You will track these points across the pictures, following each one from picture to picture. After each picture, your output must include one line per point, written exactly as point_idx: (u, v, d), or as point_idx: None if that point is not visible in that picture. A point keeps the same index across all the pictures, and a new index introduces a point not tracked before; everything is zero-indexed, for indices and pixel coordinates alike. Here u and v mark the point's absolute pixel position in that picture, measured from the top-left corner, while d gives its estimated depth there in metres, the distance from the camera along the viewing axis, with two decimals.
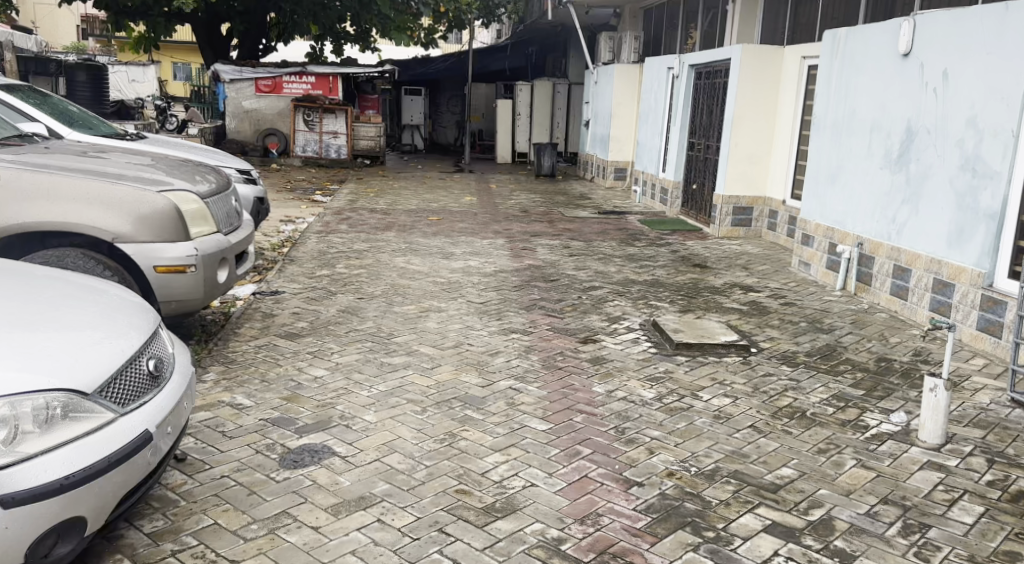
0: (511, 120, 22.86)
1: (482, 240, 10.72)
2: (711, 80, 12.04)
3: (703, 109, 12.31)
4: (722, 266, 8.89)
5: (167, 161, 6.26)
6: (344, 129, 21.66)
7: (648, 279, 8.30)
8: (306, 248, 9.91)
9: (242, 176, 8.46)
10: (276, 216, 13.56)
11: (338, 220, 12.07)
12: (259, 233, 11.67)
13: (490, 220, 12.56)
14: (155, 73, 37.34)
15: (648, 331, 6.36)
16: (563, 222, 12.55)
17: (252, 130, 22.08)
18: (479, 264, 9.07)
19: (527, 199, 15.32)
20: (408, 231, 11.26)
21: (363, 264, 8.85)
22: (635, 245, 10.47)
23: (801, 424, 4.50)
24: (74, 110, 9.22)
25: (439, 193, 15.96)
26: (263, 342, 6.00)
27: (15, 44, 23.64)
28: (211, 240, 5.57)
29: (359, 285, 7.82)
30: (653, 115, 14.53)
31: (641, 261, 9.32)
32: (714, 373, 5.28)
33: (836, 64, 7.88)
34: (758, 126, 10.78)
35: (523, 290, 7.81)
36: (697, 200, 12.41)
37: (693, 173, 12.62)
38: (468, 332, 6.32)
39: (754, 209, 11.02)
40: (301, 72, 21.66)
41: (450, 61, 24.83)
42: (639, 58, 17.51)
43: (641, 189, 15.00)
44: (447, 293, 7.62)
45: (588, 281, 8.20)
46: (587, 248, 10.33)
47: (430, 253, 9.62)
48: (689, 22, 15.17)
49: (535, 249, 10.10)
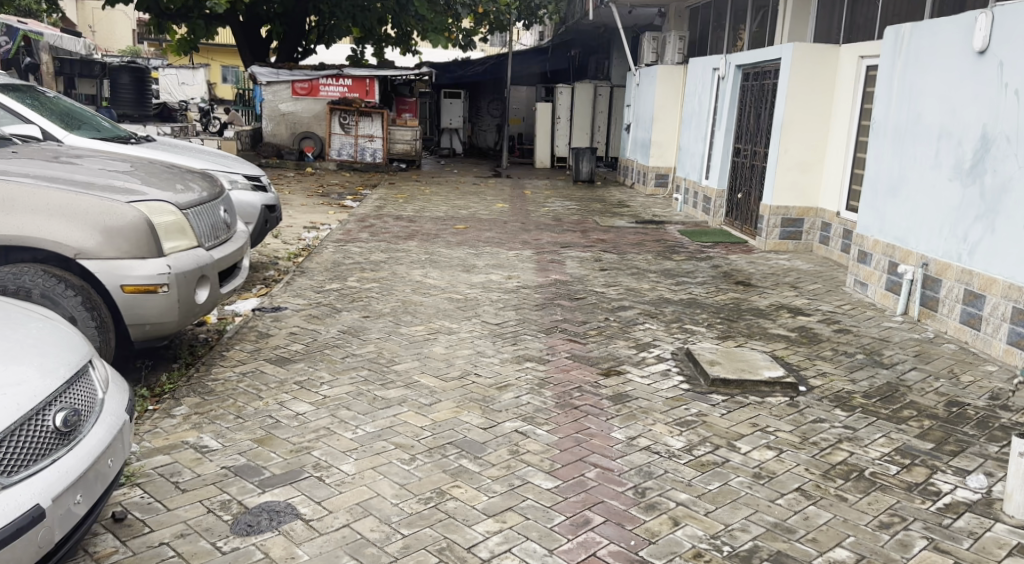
0: (551, 125, 22.30)
1: (508, 251, 10.09)
2: (760, 81, 11.23)
3: (751, 112, 11.50)
4: (767, 285, 8.14)
5: (151, 168, 5.71)
6: (380, 132, 21.05)
7: (684, 300, 7.58)
8: (321, 257, 9.38)
9: (250, 183, 7.93)
10: (300, 223, 13.10)
11: (361, 227, 11.56)
12: (278, 241, 11.20)
13: (521, 229, 11.95)
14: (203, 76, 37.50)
15: (680, 362, 5.66)
16: (597, 232, 11.87)
17: (288, 132, 21.74)
18: (502, 279, 8.45)
19: (562, 207, 14.68)
20: (432, 240, 10.68)
21: (377, 277, 8.27)
22: (673, 259, 9.76)
23: (858, 488, 3.77)
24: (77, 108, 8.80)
25: (471, 198, 15.39)
26: (249, 367, 5.43)
27: (58, 46, 23.60)
28: (188, 256, 5.00)
29: (368, 301, 7.23)
30: (697, 118, 13.75)
31: (678, 277, 8.61)
32: (754, 417, 4.57)
33: (899, 64, 7.08)
34: (811, 131, 9.96)
35: (544, 310, 7.17)
36: (742, 210, 11.62)
37: (739, 181, 11.83)
38: (479, 358, 5.69)
39: (805, 220, 10.20)
40: (338, 74, 21.25)
41: (490, 63, 24.24)
42: (683, 59, 16.74)
43: (683, 196, 14.23)
44: (462, 313, 7.00)
45: (617, 301, 7.53)
46: (620, 262, 9.65)
47: (451, 266, 9.03)
48: (737, 23, 14.40)
49: (565, 263, 9.46)
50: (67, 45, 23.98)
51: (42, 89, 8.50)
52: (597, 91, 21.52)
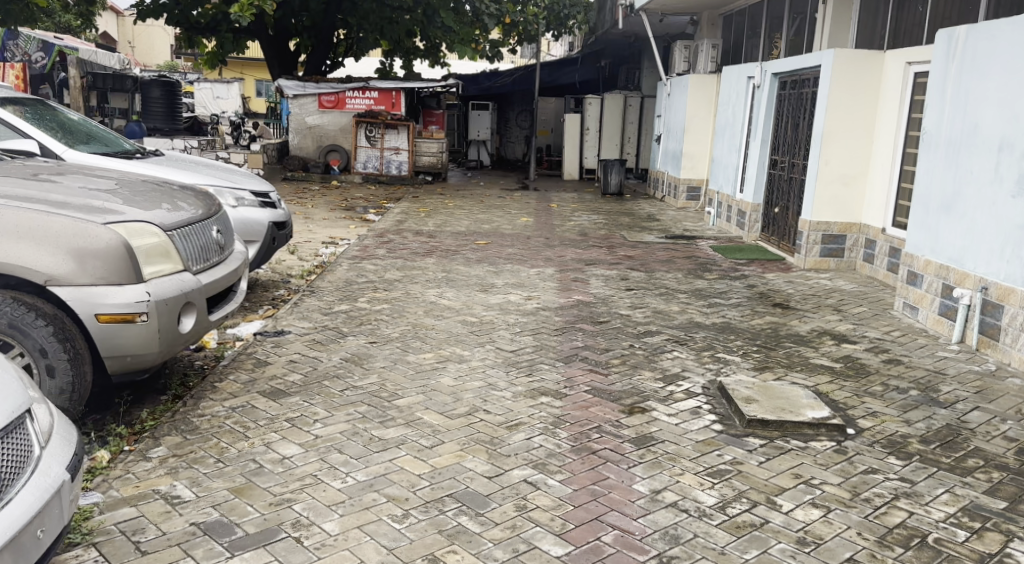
0: (579, 136, 21.80)
1: (529, 269, 9.64)
2: (799, 89, 10.67)
3: (789, 122, 10.93)
4: (808, 309, 7.59)
5: (140, 184, 5.31)
6: (406, 144, 20.76)
7: (718, 326, 7.03)
8: (334, 275, 8.96)
9: (258, 199, 7.54)
10: (319, 238, 12.73)
11: (379, 243, 11.15)
12: (293, 257, 10.82)
13: (545, 244, 11.46)
14: (238, 91, 37.69)
15: (712, 398, 5.13)
16: (624, 248, 11.36)
17: (314, 145, 21.48)
18: (521, 300, 7.97)
19: (588, 221, 14.21)
20: (451, 257, 10.24)
21: (391, 298, 7.83)
22: (705, 278, 9.21)
23: (920, 559, 3.30)
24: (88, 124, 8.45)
25: (495, 212, 14.95)
26: (241, 400, 5.00)
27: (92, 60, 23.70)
28: (170, 281, 4.56)
29: (377, 325, 6.80)
30: (731, 129, 13.22)
31: (711, 299, 8.07)
32: (797, 467, 4.06)
33: (953, 69, 6.53)
34: (854, 142, 9.40)
35: (565, 336, 6.67)
36: (780, 225, 11.05)
37: (776, 194, 11.24)
38: (490, 391, 5.21)
39: (847, 237, 9.61)
40: (364, 87, 21.02)
41: (518, 74, 23.85)
42: (716, 67, 16.22)
43: (715, 210, 13.67)
44: (476, 338, 6.53)
45: (645, 326, 7.00)
46: (649, 280, 9.12)
47: (469, 286, 8.57)
48: (774, 32, 14.00)
49: (589, 282, 8.99)
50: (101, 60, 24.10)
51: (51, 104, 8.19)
52: (627, 102, 21.09)
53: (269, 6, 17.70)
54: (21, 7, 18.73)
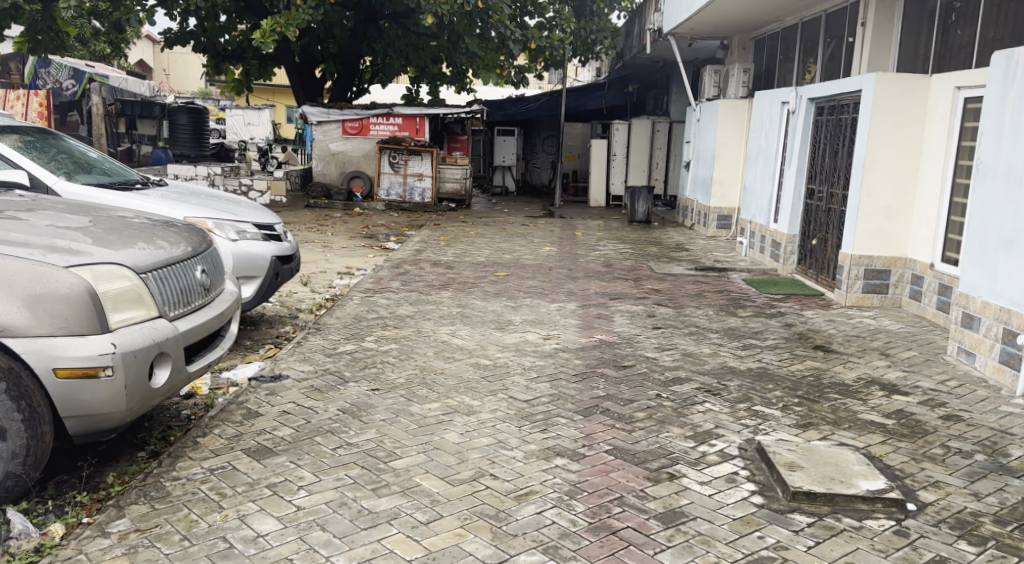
0: (606, 162, 21.22)
1: (550, 303, 9.12)
2: (837, 115, 10.12)
3: (827, 150, 10.38)
4: (853, 355, 7.02)
5: (118, 220, 4.84)
6: (430, 171, 20.36)
7: (754, 373, 6.46)
8: (343, 310, 8.49)
9: (261, 232, 7.10)
10: (335, 268, 12.32)
11: (394, 274, 10.68)
12: (306, 288, 10.39)
13: (568, 276, 10.94)
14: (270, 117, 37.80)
15: (749, 461, 4.58)
16: (651, 281, 10.80)
17: (338, 172, 21.19)
18: (539, 339, 7.44)
19: (614, 251, 13.67)
20: (468, 290, 9.74)
21: (400, 337, 7.33)
22: (739, 315, 8.64)
23: None
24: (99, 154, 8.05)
25: (518, 241, 14.47)
26: (222, 460, 4.52)
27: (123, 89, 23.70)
28: (141, 331, 4.09)
29: (382, 369, 6.26)
30: (764, 156, 12.66)
31: (745, 341, 7.49)
32: (853, 554, 3.60)
33: (1011, 94, 6.01)
34: (898, 172, 8.89)
35: (586, 382, 6.14)
36: (818, 258, 10.44)
37: (814, 226, 10.65)
38: (499, 450, 4.68)
39: (891, 272, 9.03)
40: (388, 113, 20.73)
41: (544, 99, 23.38)
42: (748, 93, 15.70)
43: (748, 240, 13.08)
44: (488, 384, 6.00)
45: (673, 371, 6.45)
46: (678, 317, 8.57)
47: (485, 323, 8.06)
48: (808, 57, 13.54)
49: (613, 319, 8.46)
50: (133, 87, 24.11)
51: (64, 135, 7.86)
52: (655, 127, 20.63)
53: (292, 32, 17.21)
54: (51, 36, 18.67)
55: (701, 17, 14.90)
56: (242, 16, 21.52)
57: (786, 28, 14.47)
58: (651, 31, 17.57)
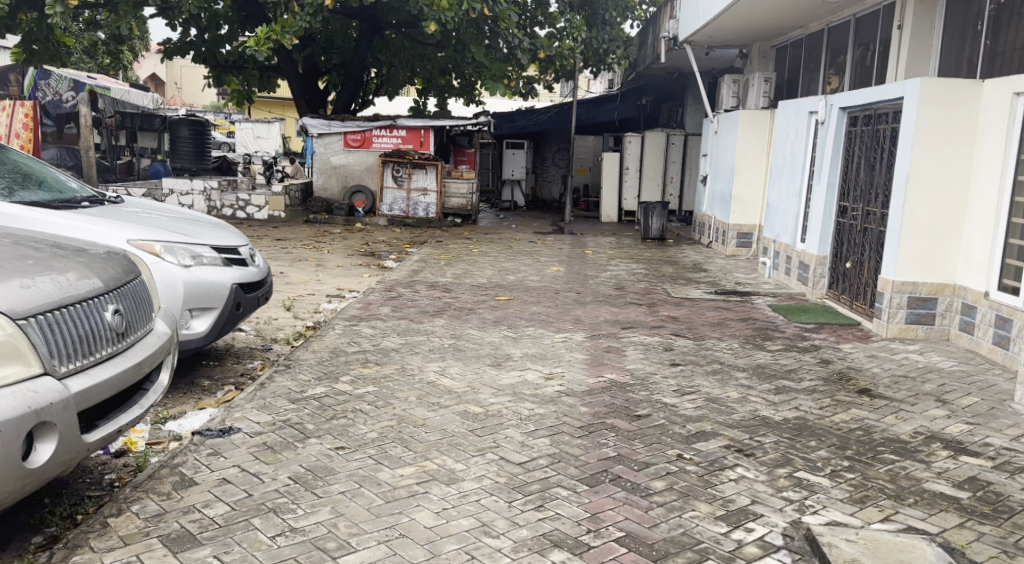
0: (618, 176, 20.35)
1: (556, 333, 8.16)
2: (873, 125, 9.23)
3: (862, 163, 9.47)
4: (906, 403, 6.10)
5: (8, 245, 3.93)
6: (434, 185, 19.35)
7: (792, 426, 5.51)
8: (322, 341, 7.54)
9: (220, 255, 6.20)
10: (325, 289, 11.40)
11: (385, 298, 9.74)
12: (287, 313, 9.46)
13: (576, 301, 9.99)
14: (280, 130, 37.10)
15: (798, 556, 3.74)
16: (668, 307, 9.83)
17: (339, 186, 20.27)
18: (539, 379, 6.48)
19: (626, 271, 12.70)
20: (463, 317, 8.79)
21: (382, 376, 6.39)
22: (768, 350, 7.70)
23: None
24: (47, 167, 6.95)
25: (524, 260, 13.53)
26: (132, 552, 3.66)
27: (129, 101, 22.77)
28: (10, 396, 3.17)
29: (352, 420, 5.30)
30: (789, 170, 11.73)
31: (777, 384, 6.54)
32: None
33: None
34: (945, 189, 8.08)
35: (594, 434, 5.20)
36: (852, 283, 9.51)
37: (848, 247, 9.72)
38: (480, 537, 3.79)
39: (938, 300, 8.21)
40: (392, 125, 19.80)
41: (554, 110, 22.46)
42: (770, 103, 14.80)
43: (772, 260, 12.15)
44: (477, 439, 5.05)
45: (697, 420, 5.50)
46: (698, 351, 7.61)
47: (481, 359, 7.10)
48: (835, 64, 12.65)
49: (626, 352, 7.51)
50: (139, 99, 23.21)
51: (46, 166, 7.03)
52: (669, 139, 19.75)
53: (288, 40, 16.37)
54: (48, 46, 17.76)
55: (718, 24, 14.00)
56: (243, 26, 20.76)
57: (811, 34, 13.57)
58: (666, 39, 16.65)
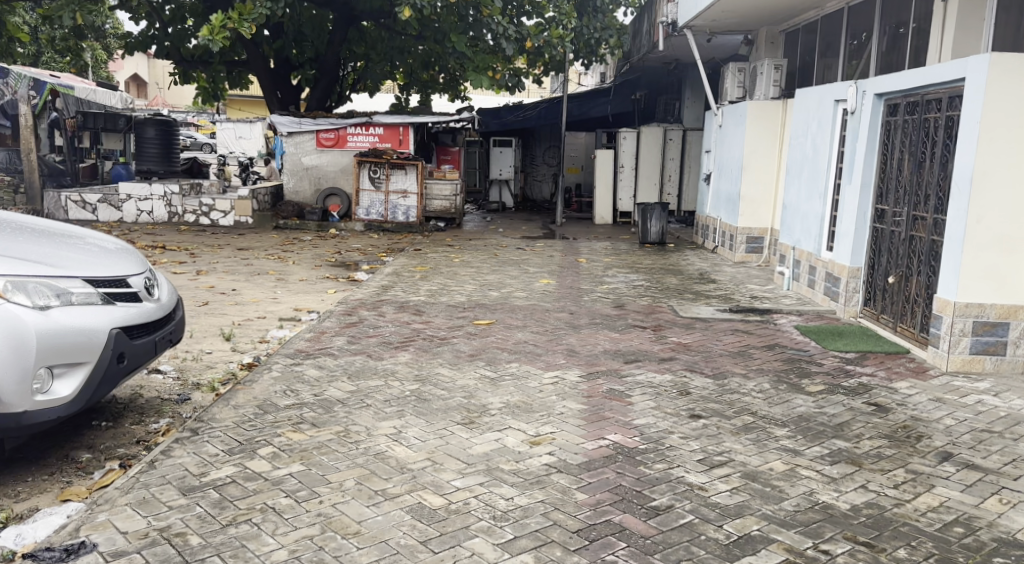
0: (612, 175, 18.76)
1: (547, 371, 6.66)
2: (921, 115, 7.79)
3: (907, 160, 8.02)
4: (1009, 479, 4.62)
5: None
6: (415, 187, 17.81)
7: (865, 523, 4.06)
8: (250, 390, 6.01)
9: (98, 290, 4.74)
10: (281, 310, 9.86)
11: (343, 324, 8.20)
12: (226, 345, 7.93)
13: (569, 324, 8.48)
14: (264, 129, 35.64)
15: None
16: (678, 330, 8.34)
17: (312, 189, 18.66)
18: (521, 445, 4.98)
19: (626, 283, 11.21)
20: (433, 350, 7.27)
21: (316, 444, 4.89)
22: (807, 393, 6.23)
23: None
24: None
25: (510, 272, 12.02)
26: None
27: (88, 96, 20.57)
28: None
29: (260, 531, 3.81)
30: (811, 167, 10.29)
31: (830, 450, 5.08)
32: None
33: None
34: (1014, 190, 6.66)
35: (597, 545, 3.77)
36: (895, 302, 8.08)
37: (891, 259, 8.25)
38: None
39: (1009, 326, 6.80)
40: (367, 122, 18.17)
41: (544, 106, 21.01)
42: (781, 93, 13.18)
43: (791, 270, 10.71)
44: (432, 556, 3.66)
45: (737, 514, 4.04)
46: (723, 397, 6.11)
47: (449, 412, 5.59)
48: (859, 46, 11.15)
49: (633, 399, 6.02)
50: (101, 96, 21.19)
51: None
52: (667, 135, 18.31)
53: (248, 28, 14.83)
54: None
55: (723, 6, 12.54)
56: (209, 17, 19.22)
57: (828, 15, 12.09)
58: (663, 24, 15.11)
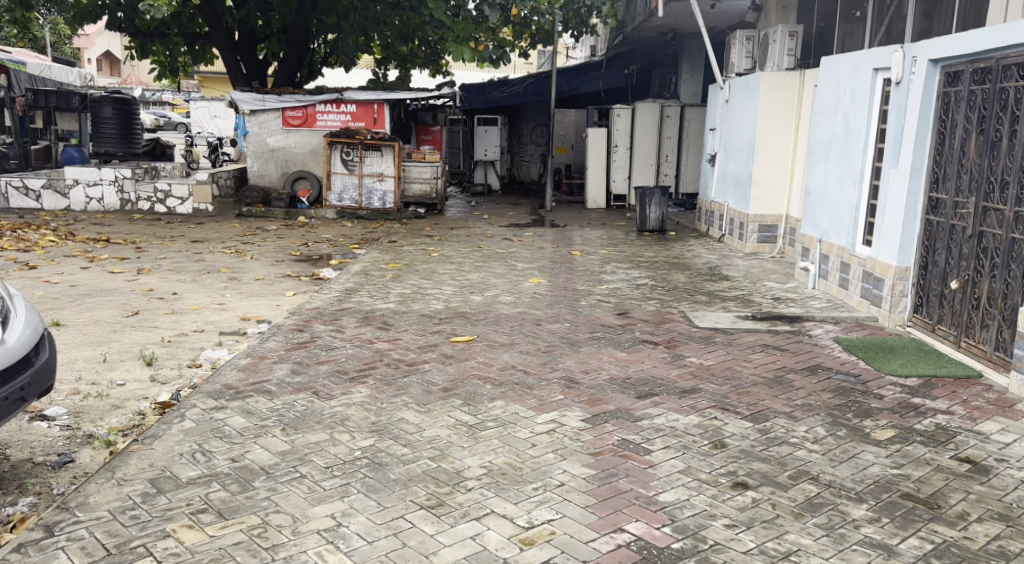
0: (606, 154, 17.28)
1: (541, 413, 5.21)
2: (996, 84, 6.36)
3: (975, 138, 6.60)
4: None
5: None
6: (393, 170, 16.16)
7: None
8: (146, 450, 4.51)
9: None
10: (224, 320, 8.31)
11: (291, 345, 6.73)
12: (145, 372, 6.43)
13: (566, 339, 7.04)
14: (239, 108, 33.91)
15: None
16: (698, 347, 6.90)
17: (279, 172, 17.04)
18: (507, 547, 3.61)
19: (628, 281, 9.74)
20: (398, 382, 5.79)
21: (218, 553, 3.52)
22: (878, 444, 4.84)
23: None
24: None
25: (494, 269, 10.54)
26: None
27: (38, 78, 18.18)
28: None
29: None
30: (843, 146, 8.83)
31: (931, 544, 3.73)
32: None
33: None
34: None
35: None
36: (959, 311, 6.71)
37: (952, 257, 6.85)
38: None
39: None
40: (338, 99, 16.54)
41: (530, 80, 19.39)
42: (797, 62, 11.72)
43: (818, 266, 9.30)
44: None
45: None
46: (771, 451, 4.70)
47: (410, 485, 4.15)
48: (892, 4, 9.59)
49: (653, 455, 4.60)
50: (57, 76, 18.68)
51: None
52: (664, 111, 16.75)
53: None
54: None
55: None
56: None
57: None
58: None
